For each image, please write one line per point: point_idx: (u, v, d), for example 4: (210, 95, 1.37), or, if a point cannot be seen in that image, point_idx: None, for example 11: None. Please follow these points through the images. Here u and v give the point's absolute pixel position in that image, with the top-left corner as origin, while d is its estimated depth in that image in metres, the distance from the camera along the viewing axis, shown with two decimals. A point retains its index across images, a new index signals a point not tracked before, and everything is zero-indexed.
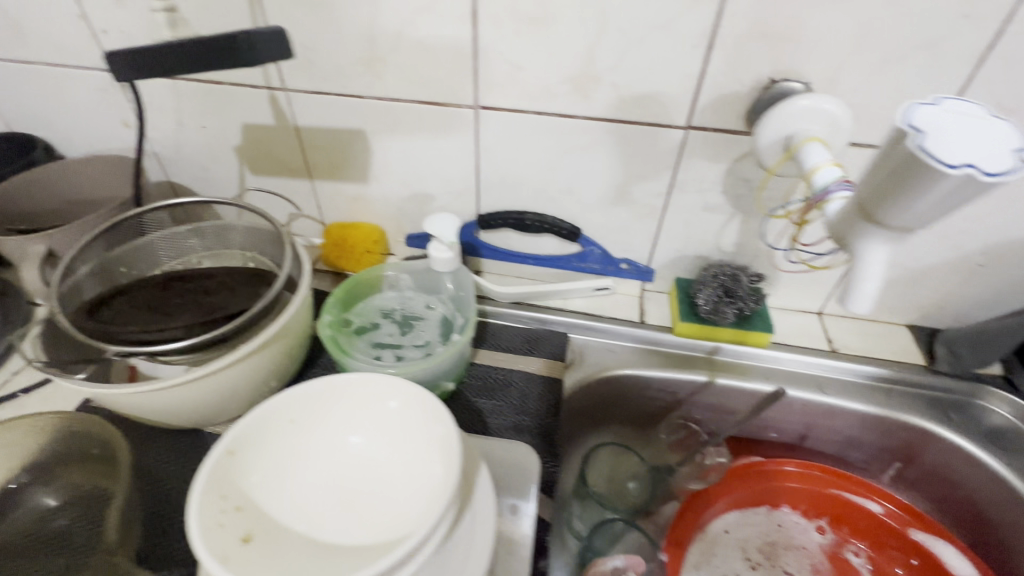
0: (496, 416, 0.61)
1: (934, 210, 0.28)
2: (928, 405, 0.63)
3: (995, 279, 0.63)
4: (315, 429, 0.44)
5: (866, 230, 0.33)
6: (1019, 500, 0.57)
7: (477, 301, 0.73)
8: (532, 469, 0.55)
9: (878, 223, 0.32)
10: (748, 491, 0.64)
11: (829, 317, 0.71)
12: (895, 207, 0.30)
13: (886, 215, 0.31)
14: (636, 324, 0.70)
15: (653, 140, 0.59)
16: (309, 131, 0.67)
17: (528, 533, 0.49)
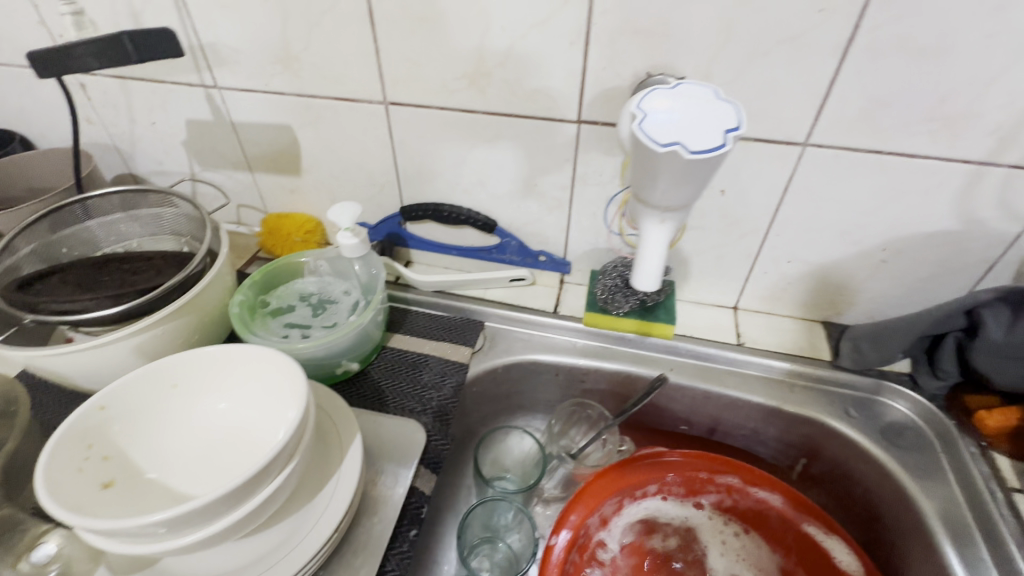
0: (396, 394, 0.64)
1: (666, 182, 0.40)
2: (828, 399, 0.64)
3: (900, 275, 0.63)
4: (192, 393, 0.48)
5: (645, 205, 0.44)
6: (904, 496, 0.56)
7: (402, 288, 0.77)
8: (416, 443, 0.58)
9: (646, 197, 0.43)
10: (644, 481, 0.63)
11: (743, 312, 0.72)
12: (646, 181, 0.41)
13: (646, 191, 0.42)
14: (550, 313, 0.72)
15: (551, 133, 0.62)
16: (243, 126, 0.72)
17: (396, 504, 0.53)
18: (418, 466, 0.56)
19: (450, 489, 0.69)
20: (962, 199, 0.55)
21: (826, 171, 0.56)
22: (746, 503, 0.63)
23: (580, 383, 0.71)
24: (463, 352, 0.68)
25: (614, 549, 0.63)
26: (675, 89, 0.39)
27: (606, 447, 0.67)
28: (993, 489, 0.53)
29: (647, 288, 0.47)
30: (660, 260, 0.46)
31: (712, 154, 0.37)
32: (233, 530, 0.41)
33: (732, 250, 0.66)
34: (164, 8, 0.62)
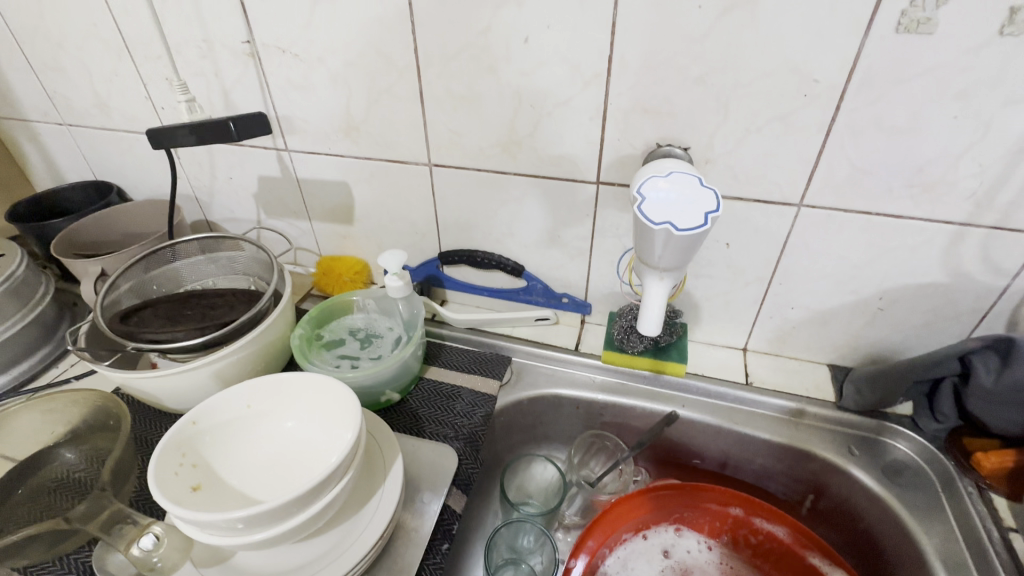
0: (431, 421, 0.71)
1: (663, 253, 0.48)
2: (832, 438, 0.68)
3: (897, 322, 0.67)
4: (262, 414, 0.57)
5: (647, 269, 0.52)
6: (905, 532, 0.59)
7: (438, 325, 0.85)
8: (448, 467, 0.65)
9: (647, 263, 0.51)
10: (654, 512, 0.68)
11: (753, 353, 0.77)
12: (647, 250, 0.49)
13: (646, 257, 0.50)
14: (571, 351, 0.79)
15: (573, 192, 0.70)
16: (306, 182, 0.83)
17: (432, 517, 0.60)
18: (450, 487, 0.63)
19: (476, 512, 0.74)
20: (948, 253, 0.60)
21: (820, 229, 0.63)
22: (754, 537, 0.67)
23: (599, 416, 0.77)
24: (492, 384, 0.75)
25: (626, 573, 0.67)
26: (667, 176, 0.48)
27: (622, 477, 0.73)
28: (990, 528, 0.56)
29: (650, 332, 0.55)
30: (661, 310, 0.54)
31: (697, 234, 0.45)
32: (294, 531, 0.48)
33: (739, 296, 0.72)
34: (251, 89, 0.74)
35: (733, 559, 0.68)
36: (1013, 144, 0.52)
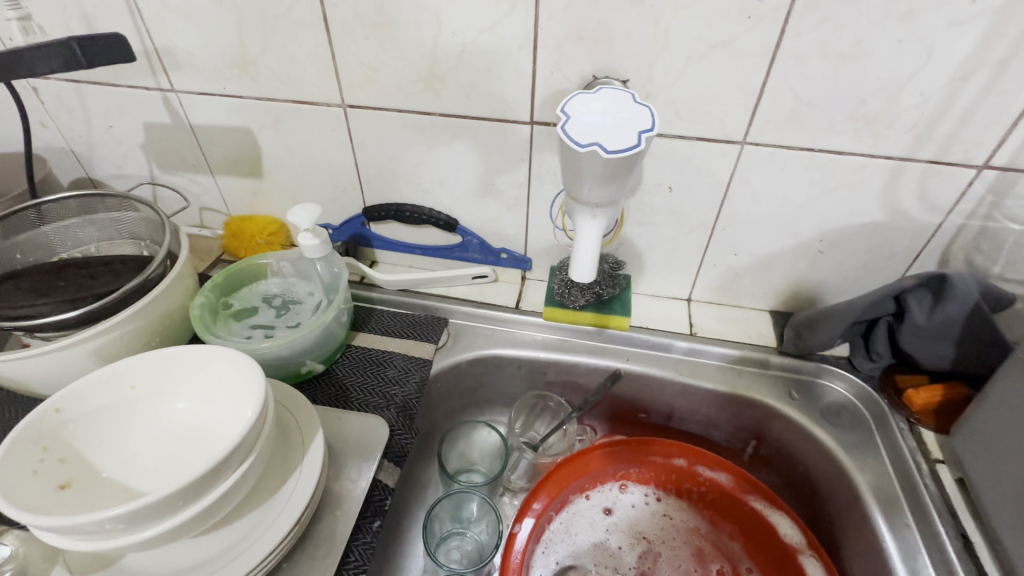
0: (360, 391, 0.65)
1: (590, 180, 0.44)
2: (773, 383, 0.67)
3: (836, 264, 0.67)
4: (149, 396, 0.49)
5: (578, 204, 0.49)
6: (840, 471, 0.60)
7: (366, 288, 0.78)
8: (379, 438, 0.59)
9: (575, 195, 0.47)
10: (596, 472, 0.67)
11: (696, 303, 0.75)
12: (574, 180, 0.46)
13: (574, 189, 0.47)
14: (512, 309, 0.74)
15: (505, 134, 0.64)
16: (202, 129, 0.72)
17: (361, 494, 0.54)
18: (381, 459, 0.58)
19: (415, 484, 0.70)
20: (887, 191, 0.59)
21: (763, 169, 0.60)
22: (698, 487, 0.66)
23: (542, 376, 0.73)
24: (427, 348, 0.70)
25: (569, 532, 0.66)
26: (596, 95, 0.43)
27: (567, 436, 0.71)
28: (920, 463, 0.57)
29: (583, 279, 0.53)
30: (593, 254, 0.52)
31: (631, 152, 0.41)
32: (189, 526, 0.42)
33: (682, 244, 0.69)
34: (118, 13, 0.62)
35: (678, 509, 0.68)
36: (954, 71, 0.50)
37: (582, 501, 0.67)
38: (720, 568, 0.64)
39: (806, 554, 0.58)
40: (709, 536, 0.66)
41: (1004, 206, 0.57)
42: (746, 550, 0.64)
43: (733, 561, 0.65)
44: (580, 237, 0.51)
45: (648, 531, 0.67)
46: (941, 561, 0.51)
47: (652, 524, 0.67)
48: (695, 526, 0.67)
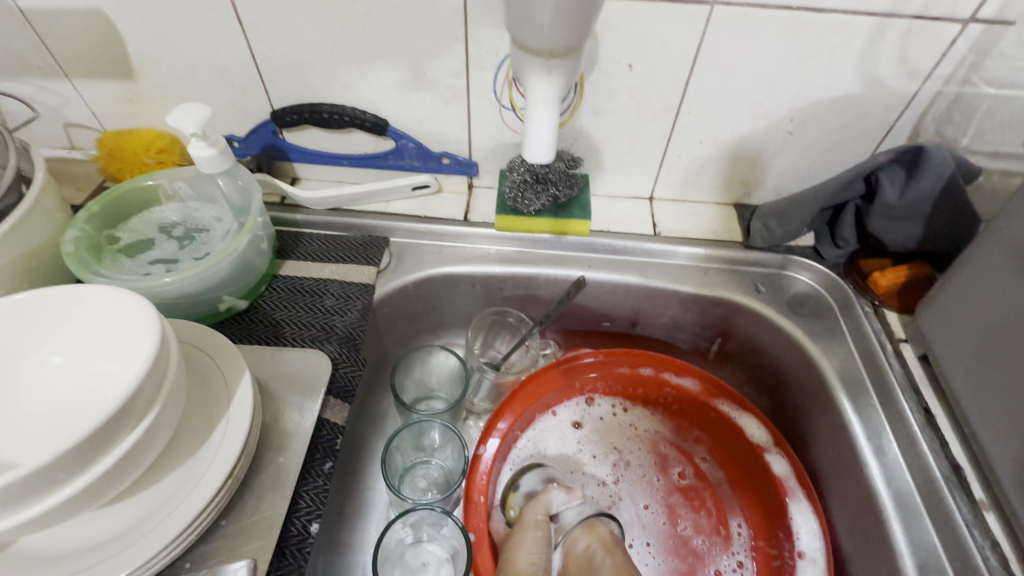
0: (293, 325, 0.57)
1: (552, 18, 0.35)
2: (740, 279, 0.64)
3: (806, 147, 0.62)
4: (15, 353, 0.39)
5: (529, 60, 0.40)
6: (806, 360, 0.58)
7: (289, 209, 0.67)
8: (320, 375, 0.52)
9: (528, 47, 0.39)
10: (560, 388, 0.65)
11: (659, 201, 0.70)
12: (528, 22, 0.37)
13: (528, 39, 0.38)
14: (460, 222, 0.66)
15: (433, 4, 0.52)
16: (37, 15, 0.56)
17: (305, 437, 0.48)
18: (325, 396, 0.51)
19: (371, 418, 0.64)
20: (865, 57, 0.53)
21: (734, 35, 0.52)
22: (665, 393, 0.65)
23: (499, 292, 0.67)
24: (367, 272, 0.61)
25: (534, 448, 0.64)
26: None
27: (529, 353, 0.66)
28: (884, 344, 0.56)
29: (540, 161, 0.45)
30: (551, 127, 0.43)
31: None
32: (84, 500, 0.34)
33: (644, 134, 0.62)
34: None
35: (643, 416, 0.66)
36: None
37: (549, 418, 0.65)
38: (683, 471, 0.63)
39: (772, 452, 0.58)
40: (674, 440, 0.65)
41: (984, 67, 0.53)
42: (711, 451, 0.63)
43: (694, 461, 0.63)
44: (532, 106, 0.42)
45: (615, 441, 0.65)
46: (904, 436, 0.50)
47: (619, 433, 0.65)
48: (660, 433, 0.65)
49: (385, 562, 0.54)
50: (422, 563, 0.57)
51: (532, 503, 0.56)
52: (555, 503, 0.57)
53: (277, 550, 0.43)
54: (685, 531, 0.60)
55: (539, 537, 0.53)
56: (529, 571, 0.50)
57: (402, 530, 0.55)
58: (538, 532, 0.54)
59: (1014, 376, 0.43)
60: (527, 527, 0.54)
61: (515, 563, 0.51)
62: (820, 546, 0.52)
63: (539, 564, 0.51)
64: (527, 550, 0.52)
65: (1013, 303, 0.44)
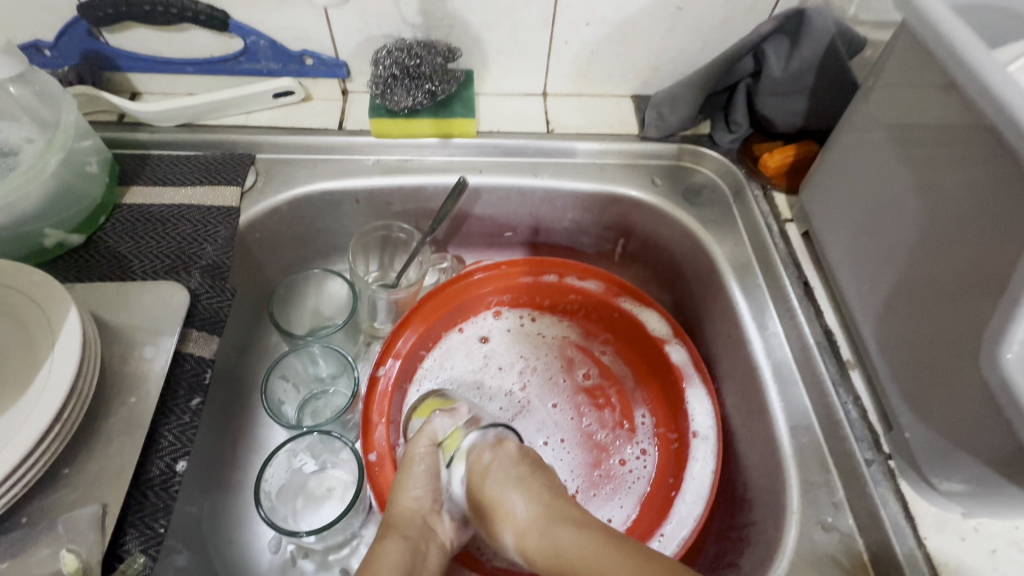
0: (142, 258, 0.50)
1: None
2: (636, 173, 0.62)
3: (697, 25, 0.58)
4: None
5: None
6: (699, 249, 0.58)
7: (130, 129, 0.58)
8: (176, 308, 0.47)
9: None
10: (464, 303, 0.62)
11: (553, 97, 0.65)
12: None
13: None
14: (333, 131, 0.59)
15: None
16: None
17: (160, 375, 0.43)
18: (184, 330, 0.46)
19: (260, 354, 0.60)
20: None
21: None
22: (569, 297, 0.64)
23: (387, 207, 0.61)
24: (228, 193, 0.55)
25: (441, 366, 0.62)
26: None
27: (423, 268, 0.63)
28: (771, 226, 0.56)
29: None
30: None
31: None
32: None
33: (526, 17, 0.56)
34: None
35: (550, 322, 0.65)
36: None
37: (456, 335, 0.63)
38: (587, 371, 0.63)
39: (671, 342, 0.58)
40: (580, 343, 0.65)
41: None
42: (617, 351, 0.64)
43: (599, 362, 0.64)
44: None
45: (523, 350, 0.64)
46: (785, 311, 0.51)
47: (528, 342, 0.64)
48: (568, 337, 0.65)
49: (281, 493, 0.52)
50: (327, 489, 0.54)
51: (413, 438, 0.50)
52: (441, 432, 0.50)
53: (136, 492, 0.39)
54: (589, 426, 0.60)
55: (424, 470, 0.48)
56: (414, 509, 0.47)
57: (296, 459, 0.53)
58: (423, 465, 0.48)
59: (881, 239, 0.44)
60: (409, 464, 0.48)
61: (397, 504, 0.47)
62: (711, 423, 0.54)
63: (427, 498, 0.47)
64: (413, 485, 0.48)
65: (881, 166, 0.44)
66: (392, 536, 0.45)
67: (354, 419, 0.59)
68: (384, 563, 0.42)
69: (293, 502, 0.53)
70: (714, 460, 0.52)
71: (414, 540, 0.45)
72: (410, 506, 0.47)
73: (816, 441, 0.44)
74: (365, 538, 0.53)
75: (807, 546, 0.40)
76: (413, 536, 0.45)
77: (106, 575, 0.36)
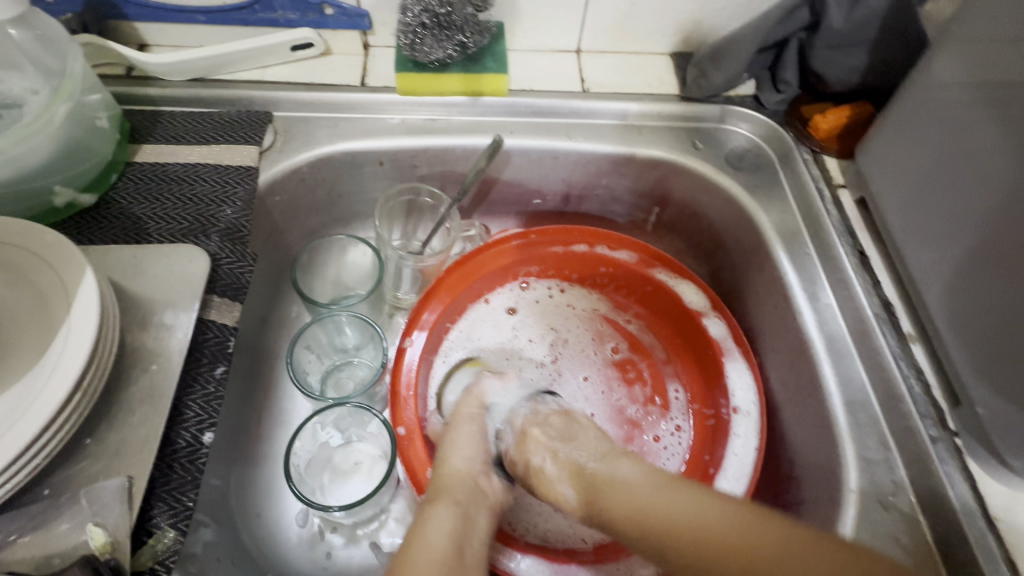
0: (158, 220, 0.47)
1: None
2: (677, 136, 0.58)
3: None
4: None
5: None
6: (743, 217, 0.55)
7: (138, 83, 0.54)
8: (198, 272, 0.44)
9: None
10: (490, 274, 0.59)
11: (587, 54, 0.61)
12: None
13: None
14: (355, 88, 0.56)
15: None
16: None
17: (183, 341, 0.41)
18: (205, 296, 0.44)
19: (280, 324, 0.58)
20: None
21: None
22: (600, 268, 0.61)
23: (412, 170, 0.58)
24: (247, 153, 0.51)
25: (466, 338, 0.60)
26: None
27: (450, 236, 0.59)
28: (822, 191, 0.52)
29: None
30: None
31: None
32: None
33: None
34: None
35: (577, 294, 0.62)
36: None
37: (480, 307, 0.61)
38: (616, 345, 0.61)
39: (709, 315, 0.56)
40: (609, 316, 0.62)
41: None
42: (647, 325, 0.61)
43: (630, 336, 0.61)
44: None
45: (550, 323, 0.61)
46: (839, 282, 0.48)
47: (558, 314, 0.62)
48: (598, 309, 0.62)
49: (308, 466, 0.51)
50: (354, 463, 0.52)
51: (463, 399, 0.51)
52: (491, 394, 0.52)
53: (161, 464, 0.37)
54: (620, 401, 0.58)
55: (475, 431, 0.49)
56: (464, 470, 0.46)
57: (324, 431, 0.52)
58: (474, 426, 0.49)
59: (952, 205, 0.40)
60: (460, 424, 0.49)
61: (447, 465, 0.46)
62: (754, 398, 0.51)
63: (477, 462, 0.47)
64: (461, 448, 0.48)
65: (956, 126, 0.40)
66: (440, 501, 0.43)
67: (381, 392, 0.57)
68: (431, 528, 0.41)
69: (321, 476, 0.51)
70: (757, 436, 0.50)
71: (464, 506, 0.43)
72: (462, 467, 0.46)
73: (874, 417, 0.42)
74: (394, 513, 0.52)
75: (867, 526, 0.39)
76: (463, 502, 0.44)
77: (136, 550, 0.34)
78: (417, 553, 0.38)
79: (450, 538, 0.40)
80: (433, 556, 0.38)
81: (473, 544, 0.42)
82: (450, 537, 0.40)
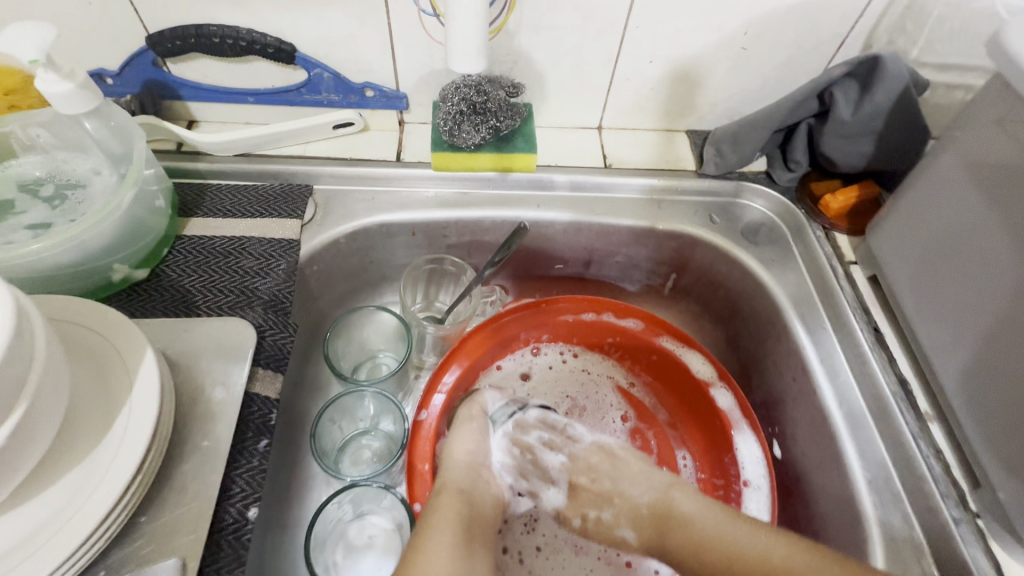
0: (205, 292, 0.49)
1: None
2: (694, 210, 0.61)
3: (760, 63, 0.58)
4: None
5: None
6: (759, 288, 0.57)
7: (187, 158, 0.58)
8: (244, 345, 0.46)
9: None
10: (500, 343, 0.61)
11: (609, 131, 0.65)
12: None
13: None
14: (392, 163, 0.59)
15: None
16: None
17: (231, 416, 0.42)
18: (252, 368, 0.46)
19: (311, 386, 0.59)
20: None
21: None
22: (607, 336, 0.62)
23: (443, 239, 0.61)
24: (290, 226, 0.54)
25: None
26: None
27: (473, 300, 0.61)
28: (835, 267, 0.55)
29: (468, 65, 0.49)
30: (475, 36, 0.48)
31: None
32: None
33: (590, 55, 0.57)
34: None
35: (583, 361, 0.64)
36: None
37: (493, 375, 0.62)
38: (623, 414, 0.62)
39: (716, 386, 0.57)
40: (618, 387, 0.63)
41: None
42: (655, 393, 0.62)
43: (640, 405, 0.63)
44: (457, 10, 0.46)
45: (561, 390, 0.63)
46: (856, 358, 0.50)
47: (573, 380, 0.63)
48: (605, 375, 0.64)
49: (322, 544, 0.51)
50: (368, 538, 0.53)
51: (466, 403, 0.56)
52: (491, 404, 0.57)
53: (210, 542, 0.38)
54: None
55: (476, 429, 0.53)
56: (466, 460, 0.51)
57: (339, 509, 0.51)
58: (474, 424, 0.54)
59: (961, 287, 0.44)
60: (462, 425, 0.54)
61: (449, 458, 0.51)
62: (764, 473, 0.53)
63: (478, 453, 0.52)
64: (465, 440, 0.52)
65: (959, 213, 0.44)
66: (446, 490, 0.48)
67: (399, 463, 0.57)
68: (442, 515, 0.45)
69: (333, 553, 0.51)
70: (768, 510, 0.51)
71: (469, 492, 0.48)
72: (463, 457, 0.51)
73: (896, 495, 0.44)
74: None
75: None
76: (468, 488, 0.48)
77: None
78: (430, 535, 0.43)
79: (458, 518, 0.45)
80: (447, 536, 0.43)
81: (478, 524, 0.47)
82: (460, 519, 0.45)
